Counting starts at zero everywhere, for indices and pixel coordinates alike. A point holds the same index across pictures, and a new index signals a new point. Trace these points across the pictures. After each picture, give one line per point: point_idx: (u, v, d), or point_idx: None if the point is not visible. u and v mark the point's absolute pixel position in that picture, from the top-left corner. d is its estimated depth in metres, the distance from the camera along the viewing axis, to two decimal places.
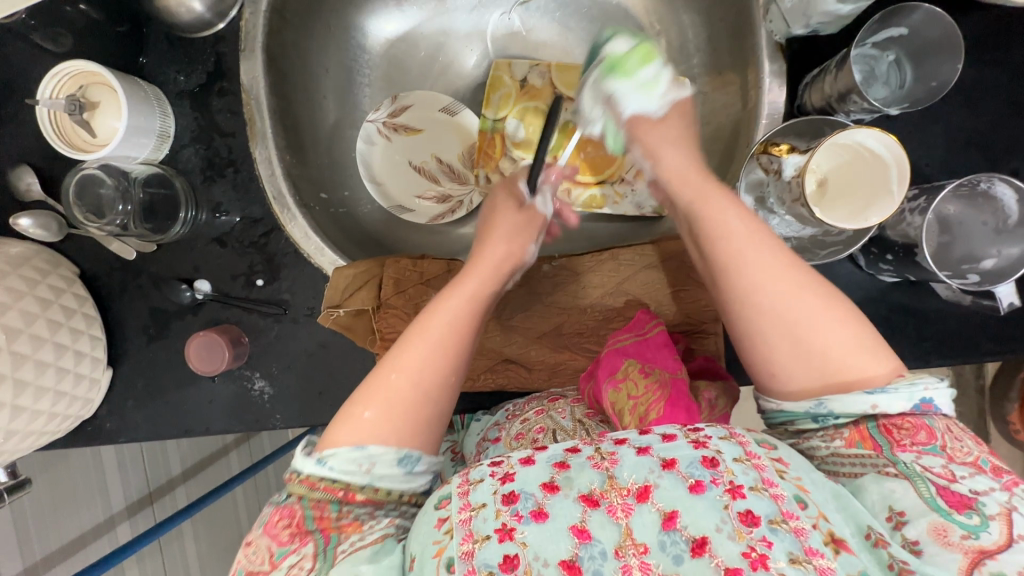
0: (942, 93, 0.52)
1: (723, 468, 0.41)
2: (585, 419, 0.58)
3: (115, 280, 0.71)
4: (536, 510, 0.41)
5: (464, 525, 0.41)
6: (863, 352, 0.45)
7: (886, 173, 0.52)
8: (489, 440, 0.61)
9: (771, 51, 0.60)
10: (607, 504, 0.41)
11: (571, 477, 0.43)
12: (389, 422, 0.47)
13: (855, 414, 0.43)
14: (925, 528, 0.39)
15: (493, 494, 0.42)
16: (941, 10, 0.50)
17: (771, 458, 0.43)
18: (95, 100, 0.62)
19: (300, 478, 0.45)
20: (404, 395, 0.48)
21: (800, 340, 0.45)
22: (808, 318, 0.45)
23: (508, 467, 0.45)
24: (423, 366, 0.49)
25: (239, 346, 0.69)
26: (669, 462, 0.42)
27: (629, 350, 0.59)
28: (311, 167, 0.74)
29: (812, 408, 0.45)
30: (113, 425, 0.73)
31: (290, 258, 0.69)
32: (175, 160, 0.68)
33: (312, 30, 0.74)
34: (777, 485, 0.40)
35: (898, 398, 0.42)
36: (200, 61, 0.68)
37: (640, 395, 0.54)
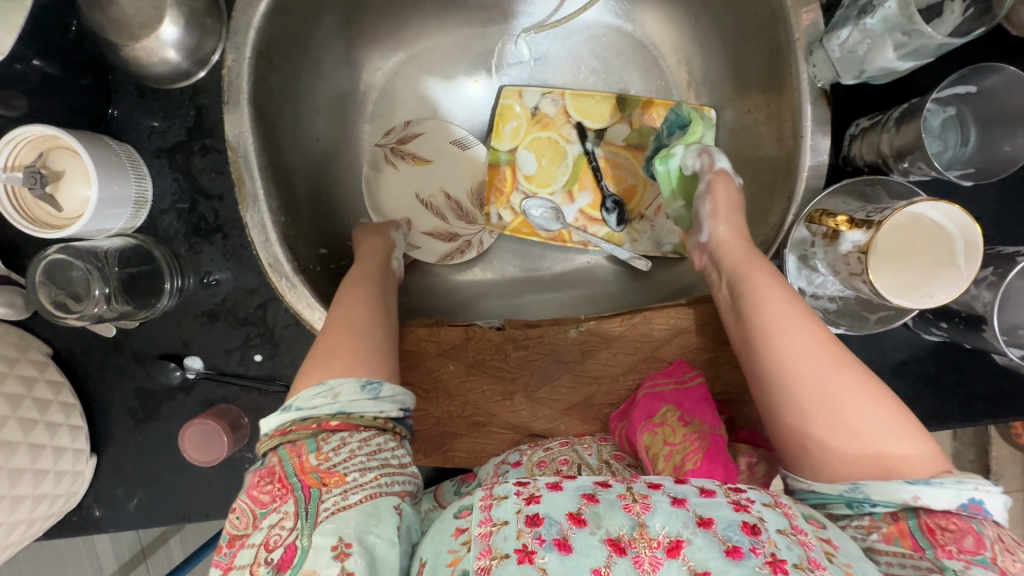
0: (1012, 166, 0.47)
1: (765, 537, 0.37)
2: (612, 461, 0.54)
3: (93, 360, 0.64)
4: (560, 540, 0.36)
5: (483, 540, 0.37)
6: (903, 434, 0.41)
7: (950, 245, 0.47)
8: (508, 464, 0.56)
9: (813, 98, 0.55)
10: (634, 554, 0.36)
11: (600, 514, 0.38)
12: (341, 359, 0.47)
13: (895, 503, 0.39)
14: None
15: (517, 513, 0.38)
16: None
17: (819, 537, 0.39)
18: (59, 169, 0.55)
19: (272, 433, 0.44)
20: (348, 338, 0.49)
21: (835, 413, 0.42)
22: (846, 391, 0.42)
23: (533, 489, 0.40)
24: (360, 320, 0.52)
25: (238, 430, 0.62)
26: (706, 520, 0.37)
27: (666, 397, 0.55)
28: (308, 222, 0.67)
29: (846, 492, 0.41)
30: (101, 515, 0.66)
31: (291, 330, 0.63)
32: (154, 226, 0.61)
33: (301, 71, 0.66)
34: (824, 567, 0.36)
35: (943, 492, 0.38)
36: (179, 115, 0.60)
37: (676, 442, 0.50)
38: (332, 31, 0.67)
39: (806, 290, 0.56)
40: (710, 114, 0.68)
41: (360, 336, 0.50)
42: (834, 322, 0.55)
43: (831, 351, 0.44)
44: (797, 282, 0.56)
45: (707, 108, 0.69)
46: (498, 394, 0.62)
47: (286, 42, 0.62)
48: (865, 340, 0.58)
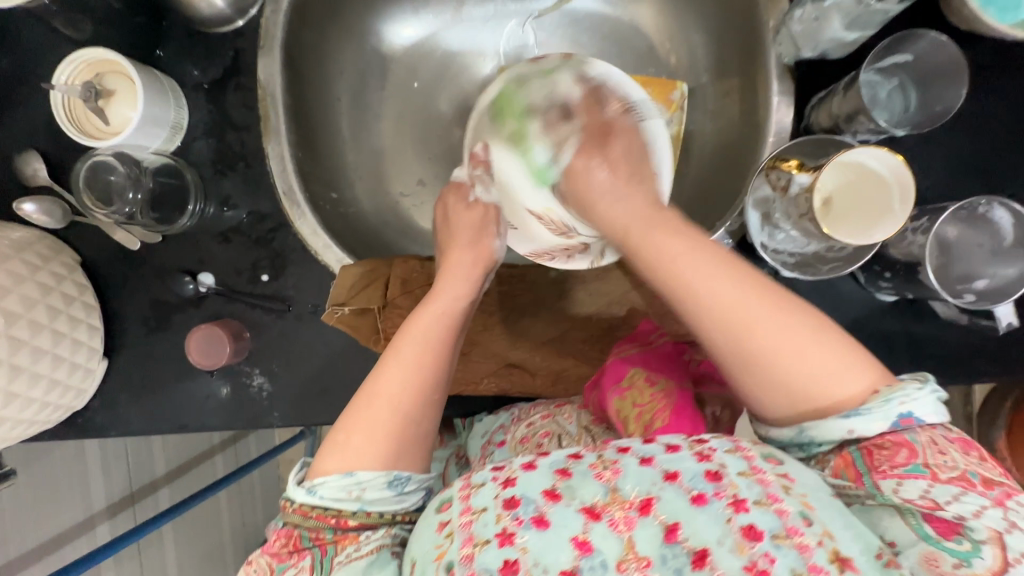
0: (946, 116, 0.55)
1: (727, 481, 0.40)
2: (591, 427, 0.60)
3: (116, 270, 0.70)
4: (537, 517, 0.40)
5: (465, 529, 0.41)
6: (843, 372, 0.41)
7: (886, 191, 0.53)
8: (494, 444, 0.62)
9: (779, 72, 0.62)
10: (609, 518, 0.40)
11: (574, 486, 0.42)
12: (375, 447, 0.48)
13: (834, 440, 0.41)
14: (916, 559, 0.37)
15: (495, 498, 0.42)
16: (946, 39, 0.54)
17: (777, 473, 0.40)
18: (111, 88, 0.62)
19: (294, 508, 0.47)
20: (386, 422, 0.49)
21: (769, 370, 0.42)
22: (776, 337, 0.42)
23: (509, 472, 0.43)
24: (405, 393, 0.50)
25: (239, 341, 0.68)
26: (672, 475, 0.41)
27: (633, 359, 0.61)
28: (322, 165, 0.74)
29: (794, 437, 0.43)
30: (105, 418, 0.71)
31: (296, 255, 0.69)
32: (186, 152, 0.68)
33: (330, 31, 0.74)
34: (782, 500, 0.39)
35: (874, 419, 0.40)
36: (218, 56, 0.68)
37: (644, 403, 0.56)
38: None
39: (767, 245, 0.60)
40: (680, 88, 0.74)
41: (400, 418, 0.49)
42: (795, 272, 0.60)
43: (758, 292, 0.43)
44: (760, 237, 0.60)
45: (677, 83, 0.75)
46: (480, 325, 0.67)
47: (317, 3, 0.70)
48: (820, 295, 0.63)
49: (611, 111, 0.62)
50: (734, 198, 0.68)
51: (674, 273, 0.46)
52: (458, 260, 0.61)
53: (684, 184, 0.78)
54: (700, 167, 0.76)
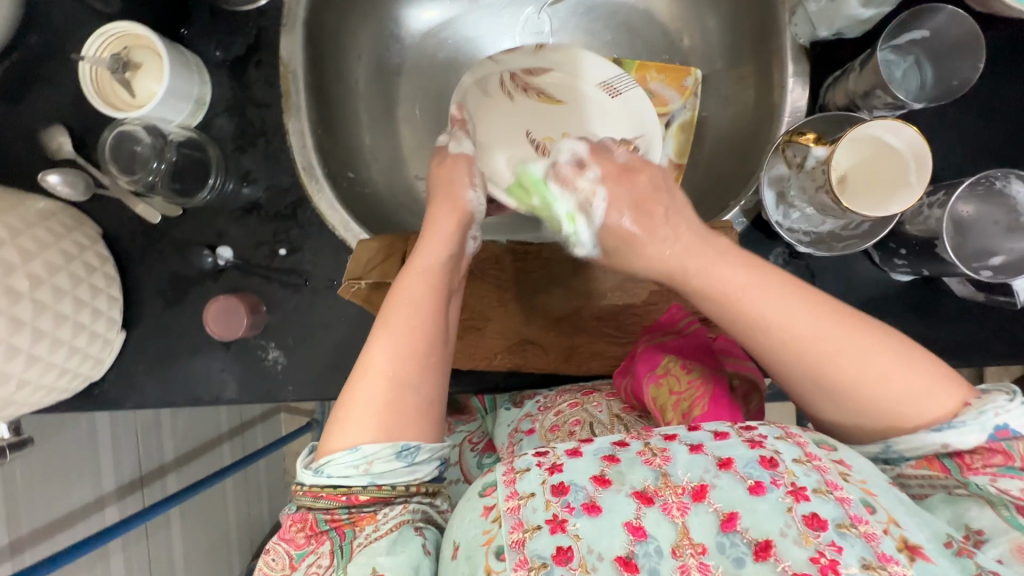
0: (963, 90, 0.56)
1: (783, 468, 0.40)
2: (622, 415, 0.60)
3: (136, 243, 0.71)
4: (588, 503, 0.41)
5: (512, 514, 0.42)
6: (923, 397, 0.42)
7: (904, 165, 0.54)
8: (523, 433, 0.64)
9: (795, 53, 0.62)
10: (661, 502, 0.40)
11: (623, 472, 0.42)
12: (376, 421, 0.48)
13: (924, 451, 0.43)
14: (1007, 548, 0.38)
15: (542, 484, 0.42)
16: (964, 12, 0.55)
17: (832, 459, 0.42)
18: (138, 61, 0.63)
19: (304, 490, 0.48)
20: (385, 394, 0.49)
21: (850, 399, 0.43)
22: (859, 365, 0.42)
23: (554, 458, 0.44)
24: (397, 361, 0.50)
25: (256, 314, 0.68)
26: (725, 462, 0.41)
27: (666, 347, 0.60)
28: (340, 144, 0.75)
29: (879, 452, 0.45)
30: (121, 390, 0.72)
31: (314, 230, 0.70)
32: (208, 127, 0.70)
33: (350, 13, 0.75)
34: (842, 488, 0.39)
35: (970, 431, 0.42)
36: (241, 34, 0.70)
37: (682, 390, 0.55)
38: None
39: (781, 224, 0.61)
40: (695, 75, 0.75)
41: (398, 389, 0.49)
42: (809, 249, 0.61)
43: (842, 319, 0.43)
44: (775, 217, 0.61)
45: (692, 69, 0.76)
46: (494, 301, 0.67)
47: None
48: (835, 273, 0.63)
49: (622, 154, 0.59)
50: (747, 178, 0.68)
51: (741, 307, 0.45)
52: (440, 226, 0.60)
53: (696, 166, 0.78)
54: (713, 150, 0.77)
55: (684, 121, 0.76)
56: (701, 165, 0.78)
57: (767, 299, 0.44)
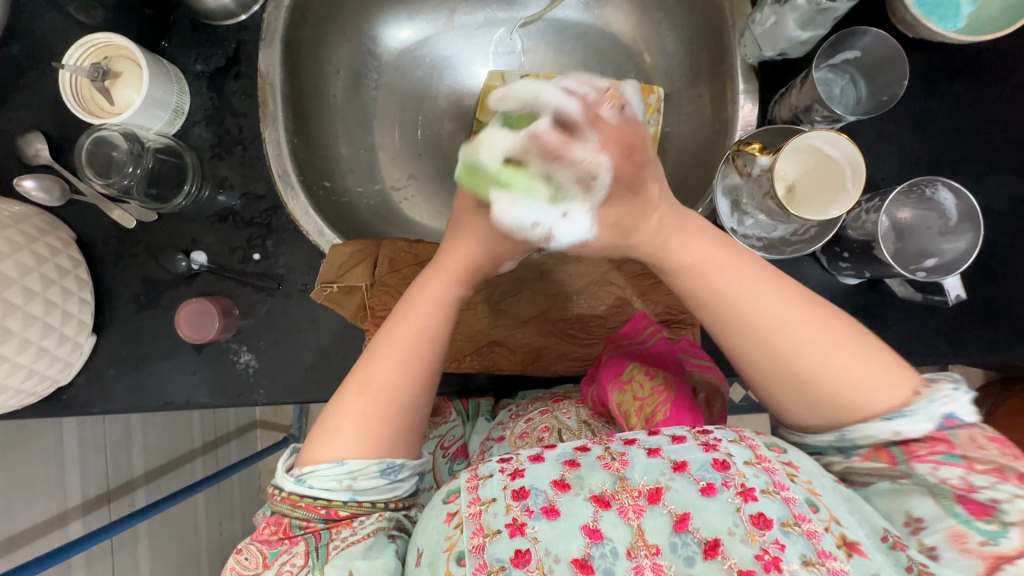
0: (892, 104, 0.62)
1: (734, 470, 0.42)
2: (590, 420, 0.61)
3: (110, 248, 0.72)
4: (547, 507, 0.43)
5: (474, 519, 0.43)
6: (884, 385, 0.45)
7: (841, 172, 0.58)
8: (493, 440, 0.65)
9: (745, 72, 0.67)
10: (618, 505, 0.42)
11: (582, 476, 0.44)
12: (367, 437, 0.50)
13: (875, 441, 0.44)
14: (943, 535, 0.40)
15: (504, 489, 0.44)
16: (885, 34, 0.60)
17: (781, 461, 0.43)
18: (118, 70, 0.66)
19: (283, 496, 0.48)
20: (381, 413, 0.51)
21: (814, 383, 0.46)
22: (819, 350, 0.46)
23: (517, 464, 0.46)
24: (399, 384, 0.52)
25: (228, 318, 0.70)
26: (680, 465, 0.43)
27: (632, 356, 0.61)
28: (317, 154, 0.78)
29: (834, 441, 0.46)
30: (89, 394, 0.72)
31: (289, 235, 0.71)
32: (186, 136, 0.72)
33: (329, 30, 0.79)
34: (788, 488, 0.41)
35: (917, 420, 0.43)
36: (221, 47, 0.72)
37: (645, 397, 0.56)
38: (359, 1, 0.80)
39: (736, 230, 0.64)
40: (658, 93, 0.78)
41: (393, 407, 0.51)
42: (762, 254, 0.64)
43: (811, 310, 0.47)
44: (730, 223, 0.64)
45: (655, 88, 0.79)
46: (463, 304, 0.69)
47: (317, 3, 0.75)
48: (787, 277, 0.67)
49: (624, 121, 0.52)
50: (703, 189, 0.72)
51: (713, 292, 0.50)
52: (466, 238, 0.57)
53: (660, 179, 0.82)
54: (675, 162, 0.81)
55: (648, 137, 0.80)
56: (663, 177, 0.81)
57: (729, 275, 0.49)
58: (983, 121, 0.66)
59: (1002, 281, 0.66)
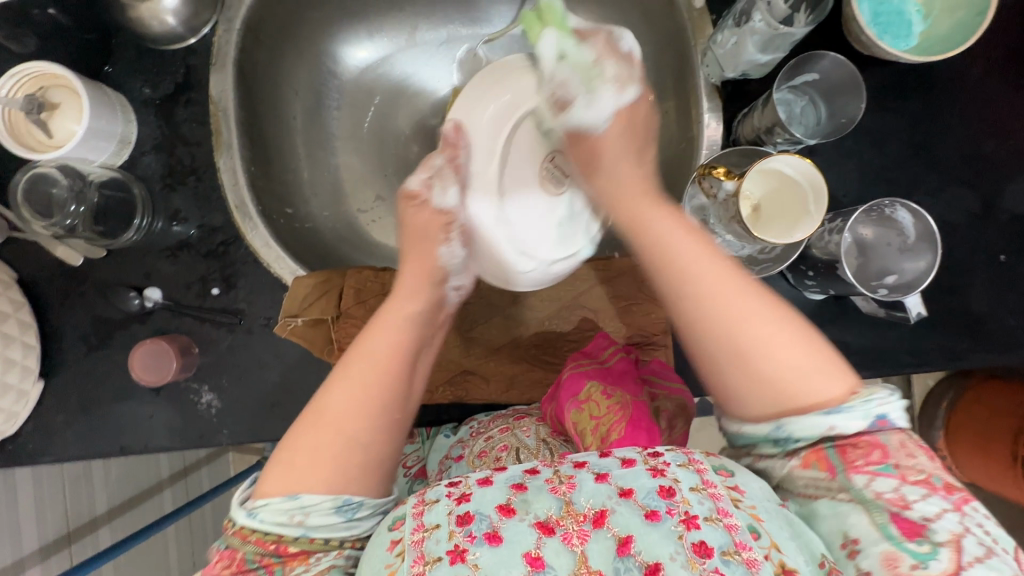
0: (850, 127, 0.63)
1: (679, 497, 0.42)
2: (549, 438, 0.60)
3: (55, 286, 0.68)
4: (490, 533, 0.42)
5: (416, 546, 0.42)
6: (823, 376, 0.43)
7: (802, 194, 0.59)
8: (452, 458, 0.64)
9: (708, 91, 0.68)
10: (562, 531, 0.42)
11: (529, 501, 0.43)
12: (317, 473, 0.47)
13: (814, 437, 0.43)
14: (877, 559, 0.39)
15: (448, 514, 0.43)
16: (844, 58, 0.62)
17: (727, 486, 0.43)
18: (55, 101, 0.62)
19: (235, 529, 0.46)
20: (333, 448, 0.48)
21: (754, 368, 0.44)
22: (760, 336, 0.44)
23: (465, 488, 0.45)
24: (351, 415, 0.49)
25: (187, 356, 0.66)
26: (626, 490, 0.43)
27: (591, 373, 0.60)
28: (276, 180, 0.75)
29: (771, 432, 0.44)
30: (39, 443, 0.67)
31: (249, 268, 0.69)
32: (134, 166, 0.68)
33: (284, 50, 0.76)
34: (731, 515, 0.41)
35: (852, 417, 0.42)
36: (169, 73, 0.69)
37: (601, 415, 0.56)
38: (317, 21, 0.78)
39: None
40: None
41: (345, 444, 0.48)
42: None
43: (757, 298, 0.46)
44: None
45: None
46: None
47: (272, 25, 0.72)
48: None
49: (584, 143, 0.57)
50: None
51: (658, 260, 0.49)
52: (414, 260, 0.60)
53: None
54: None
55: None
56: None
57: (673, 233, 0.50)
58: (938, 137, 0.68)
59: (958, 290, 0.68)
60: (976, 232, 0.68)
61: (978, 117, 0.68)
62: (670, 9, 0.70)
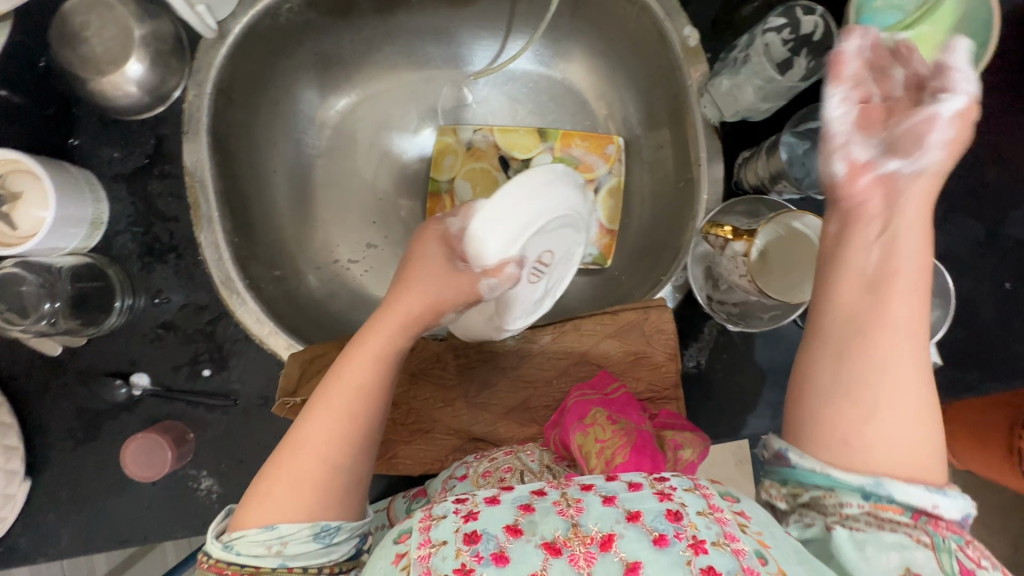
0: None
1: (686, 521, 0.39)
2: (552, 464, 0.58)
3: (35, 379, 0.64)
4: (497, 553, 0.38)
5: (422, 562, 0.39)
6: (936, 468, 0.39)
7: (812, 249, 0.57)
8: (456, 478, 0.59)
9: (708, 134, 0.65)
10: (569, 553, 0.37)
11: (535, 521, 0.40)
12: (292, 495, 0.44)
13: (910, 501, 0.38)
14: None
15: (455, 532, 0.40)
16: None
17: (733, 511, 0.41)
18: (17, 190, 0.58)
19: (209, 563, 0.43)
20: (312, 472, 0.45)
21: (891, 425, 0.39)
22: (915, 403, 0.39)
23: (472, 506, 0.42)
24: (341, 445, 0.47)
25: (182, 444, 0.63)
26: (634, 515, 0.39)
27: (596, 402, 0.58)
28: (260, 244, 0.71)
29: (866, 483, 0.38)
30: (29, 546, 0.63)
31: (240, 344, 0.65)
32: (108, 247, 0.64)
33: (258, 105, 0.71)
34: (738, 539, 0.38)
35: (955, 505, 0.38)
36: (138, 144, 0.64)
37: (607, 439, 0.52)
38: (292, 72, 0.73)
39: (710, 298, 0.64)
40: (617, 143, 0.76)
41: (326, 467, 0.46)
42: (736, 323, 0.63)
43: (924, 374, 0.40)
44: (703, 291, 0.64)
45: (614, 138, 0.77)
46: (440, 402, 0.67)
47: (244, 82, 0.68)
48: (767, 340, 0.65)
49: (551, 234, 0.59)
50: (670, 250, 0.70)
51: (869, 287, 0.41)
52: (422, 270, 0.55)
53: (630, 230, 0.78)
54: (642, 211, 0.77)
55: (611, 188, 0.77)
56: (635, 225, 0.78)
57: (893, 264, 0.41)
58: None
59: (972, 322, 0.66)
60: (984, 262, 0.66)
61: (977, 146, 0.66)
62: (662, 45, 0.67)
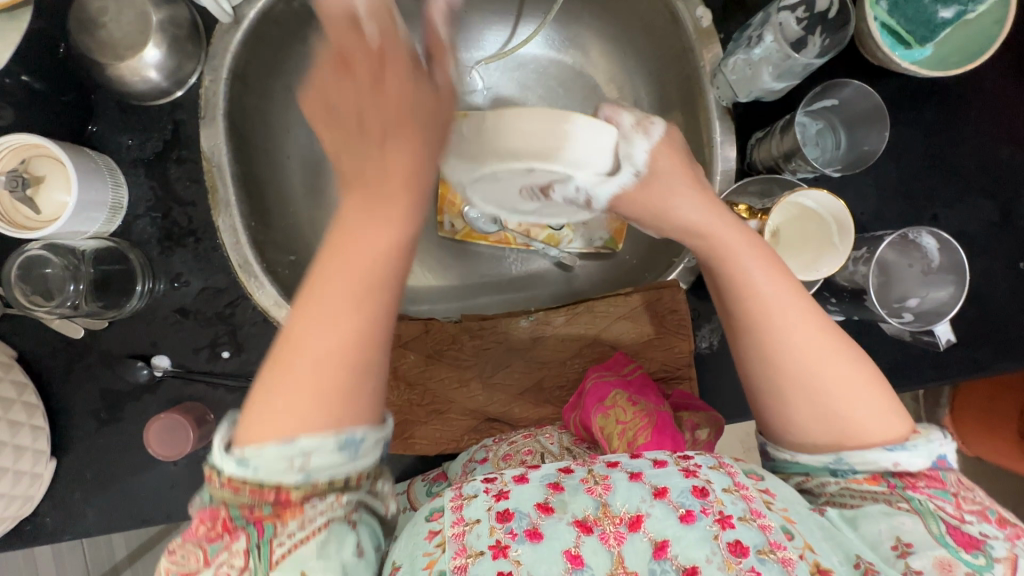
0: (872, 157, 0.62)
1: (713, 497, 0.40)
2: (572, 446, 0.58)
3: (58, 361, 0.65)
4: (530, 530, 0.39)
5: (457, 540, 0.39)
6: (883, 415, 0.43)
7: (828, 227, 0.59)
8: (476, 462, 0.60)
9: (720, 114, 0.65)
10: (600, 531, 0.39)
11: (566, 500, 0.41)
12: (302, 405, 0.37)
13: (874, 468, 0.43)
14: (930, 560, 0.38)
15: (488, 511, 0.40)
16: (868, 88, 0.61)
17: (758, 488, 0.41)
18: (39, 174, 0.59)
19: (222, 480, 0.36)
20: (321, 375, 0.38)
21: (819, 405, 0.44)
22: (832, 378, 0.44)
23: (501, 484, 0.42)
24: (344, 341, 0.39)
25: (204, 424, 0.64)
26: (661, 490, 0.40)
27: (614, 382, 0.59)
28: (276, 229, 0.72)
29: (830, 463, 0.44)
30: (56, 523, 0.65)
31: (258, 327, 0.66)
32: (128, 231, 0.65)
33: (272, 91, 0.72)
34: (764, 515, 0.39)
35: (918, 455, 0.42)
36: (156, 130, 0.66)
37: (628, 420, 0.54)
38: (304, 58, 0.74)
39: None
40: None
41: (336, 366, 0.38)
42: None
43: (831, 342, 0.45)
44: None
45: None
46: (456, 385, 0.68)
47: (259, 68, 0.69)
48: None
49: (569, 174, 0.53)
50: None
51: (747, 288, 0.47)
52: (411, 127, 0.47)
53: None
54: None
55: None
56: None
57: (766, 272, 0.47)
58: (953, 146, 0.66)
59: (985, 301, 0.66)
60: (998, 241, 0.66)
61: (991, 125, 0.66)
62: (674, 26, 0.67)
